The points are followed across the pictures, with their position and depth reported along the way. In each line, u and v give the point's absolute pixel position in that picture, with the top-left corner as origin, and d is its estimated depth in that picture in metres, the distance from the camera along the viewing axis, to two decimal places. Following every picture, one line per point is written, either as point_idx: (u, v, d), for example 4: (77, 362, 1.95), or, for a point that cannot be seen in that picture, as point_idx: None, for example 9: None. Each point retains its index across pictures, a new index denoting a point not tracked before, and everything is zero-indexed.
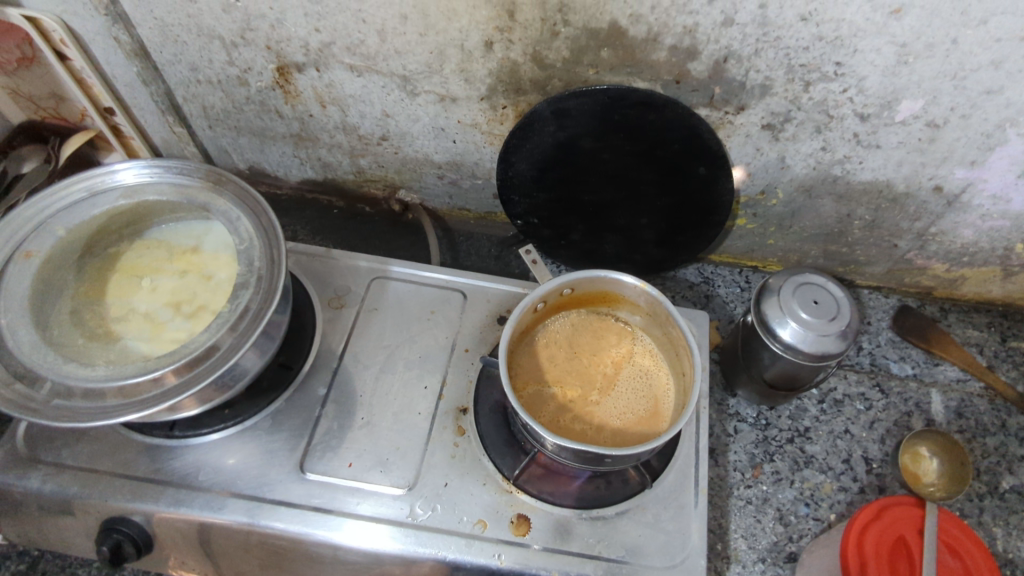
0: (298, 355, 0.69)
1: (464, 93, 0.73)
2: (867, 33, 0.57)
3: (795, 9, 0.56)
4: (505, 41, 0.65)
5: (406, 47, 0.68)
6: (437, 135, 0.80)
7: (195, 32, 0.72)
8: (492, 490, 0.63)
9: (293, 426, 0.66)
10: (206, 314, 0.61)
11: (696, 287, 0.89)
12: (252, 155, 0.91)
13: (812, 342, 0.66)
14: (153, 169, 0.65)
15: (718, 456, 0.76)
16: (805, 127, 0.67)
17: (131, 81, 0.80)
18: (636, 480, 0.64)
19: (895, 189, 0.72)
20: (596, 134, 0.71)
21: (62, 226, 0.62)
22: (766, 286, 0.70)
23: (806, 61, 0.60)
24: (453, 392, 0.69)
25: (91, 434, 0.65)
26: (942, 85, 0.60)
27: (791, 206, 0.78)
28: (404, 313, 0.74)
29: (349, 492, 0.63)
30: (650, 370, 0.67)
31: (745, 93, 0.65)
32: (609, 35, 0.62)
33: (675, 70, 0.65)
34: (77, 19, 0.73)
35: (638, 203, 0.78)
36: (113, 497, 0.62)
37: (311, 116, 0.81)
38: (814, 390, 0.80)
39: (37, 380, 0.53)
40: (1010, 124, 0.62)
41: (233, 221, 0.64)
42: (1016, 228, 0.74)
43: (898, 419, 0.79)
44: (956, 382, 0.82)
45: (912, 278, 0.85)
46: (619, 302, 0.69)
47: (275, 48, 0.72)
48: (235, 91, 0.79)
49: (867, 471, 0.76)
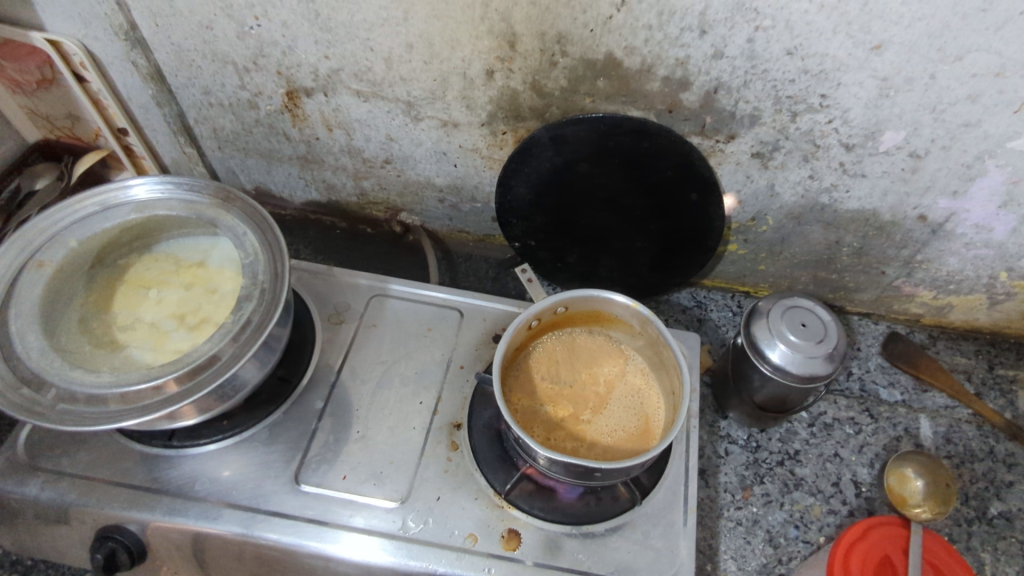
0: (296, 369, 0.71)
1: (465, 119, 0.76)
2: (850, 67, 0.60)
3: (781, 44, 0.59)
4: (506, 70, 0.68)
5: (411, 74, 0.71)
6: (439, 159, 0.83)
7: (210, 58, 0.75)
8: (484, 504, 0.64)
9: (289, 438, 0.67)
10: (208, 326, 0.62)
11: (689, 311, 0.91)
12: (260, 176, 0.94)
13: (800, 364, 0.67)
14: (165, 186, 0.68)
15: (708, 477, 0.77)
16: (792, 156, 0.70)
17: (146, 103, 0.83)
18: (626, 497, 0.64)
19: (882, 217, 0.74)
20: (592, 160, 0.73)
21: (75, 238, 0.65)
22: (755, 309, 0.72)
23: (792, 93, 0.63)
24: (448, 408, 0.70)
25: (90, 442, 0.67)
26: (922, 117, 0.62)
27: (781, 233, 0.80)
28: (401, 330, 0.75)
29: (342, 504, 0.64)
30: (641, 388, 0.69)
31: (735, 123, 0.68)
32: (605, 65, 0.65)
33: (667, 100, 0.68)
34: (98, 43, 0.76)
35: (633, 227, 0.80)
36: (109, 505, 0.63)
37: (317, 139, 0.84)
38: (804, 414, 0.82)
39: (43, 385, 0.55)
40: (989, 156, 0.64)
41: (239, 236, 0.66)
42: (1000, 258, 0.76)
43: (887, 444, 0.80)
44: (944, 408, 0.83)
45: (900, 305, 0.87)
46: (612, 322, 0.71)
47: (286, 74, 0.75)
48: (245, 114, 0.82)
49: (857, 494, 0.76)
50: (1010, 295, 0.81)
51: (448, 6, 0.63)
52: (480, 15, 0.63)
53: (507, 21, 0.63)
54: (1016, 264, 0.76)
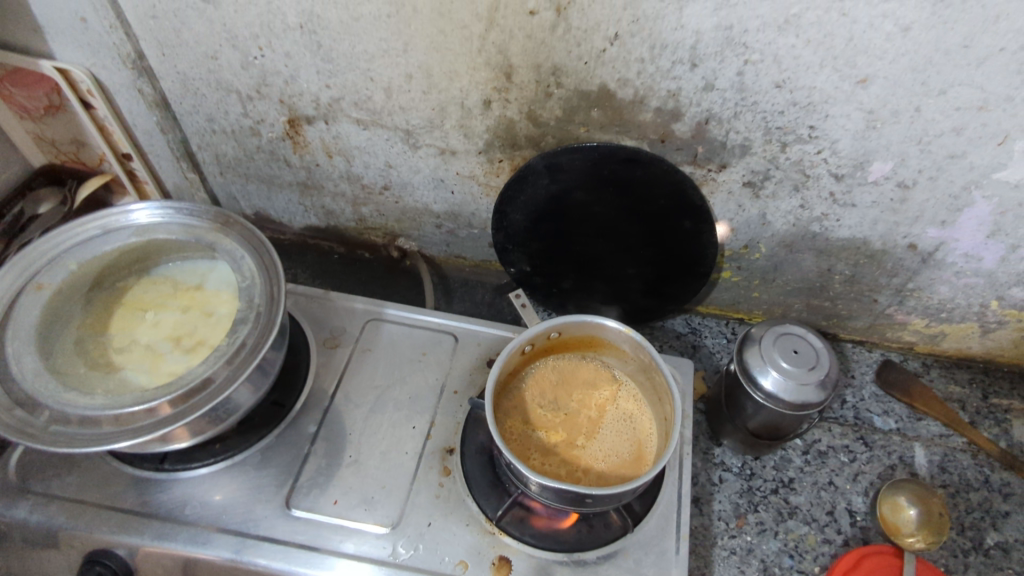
0: (290, 393, 0.71)
1: (463, 148, 0.77)
2: (837, 99, 0.61)
3: (770, 77, 0.61)
4: (502, 100, 0.70)
5: (410, 103, 0.73)
6: (437, 186, 0.84)
7: (214, 86, 0.77)
8: (474, 531, 0.64)
9: (281, 463, 0.67)
10: (204, 349, 0.63)
11: (683, 337, 0.91)
12: (260, 201, 0.95)
13: (793, 391, 0.67)
14: (165, 210, 0.69)
15: (702, 505, 0.76)
16: (783, 186, 0.71)
17: (151, 129, 0.85)
18: (618, 524, 0.64)
19: (872, 246, 0.75)
20: (586, 188, 0.74)
21: (75, 261, 0.66)
22: (748, 336, 0.72)
23: (782, 124, 0.65)
24: (440, 433, 0.70)
25: (82, 465, 0.66)
26: (909, 148, 0.63)
27: (773, 261, 0.81)
28: (396, 354, 0.76)
29: (333, 530, 0.63)
30: (633, 414, 0.69)
31: (726, 152, 0.69)
32: (599, 96, 0.67)
33: (660, 130, 0.69)
34: (106, 72, 0.78)
35: (626, 254, 0.81)
36: (99, 529, 0.63)
37: (317, 166, 0.86)
38: (799, 441, 0.82)
39: (37, 407, 0.55)
40: (975, 187, 0.65)
41: (237, 260, 0.67)
42: (991, 286, 0.76)
43: (882, 472, 0.80)
44: (939, 436, 0.83)
45: (894, 333, 0.87)
46: (604, 347, 0.71)
47: (288, 102, 0.77)
48: (247, 141, 0.84)
49: (852, 524, 0.76)
50: (1002, 324, 0.82)
51: (446, 39, 0.65)
52: (477, 47, 0.65)
53: (503, 53, 0.65)
54: (1007, 293, 0.77)
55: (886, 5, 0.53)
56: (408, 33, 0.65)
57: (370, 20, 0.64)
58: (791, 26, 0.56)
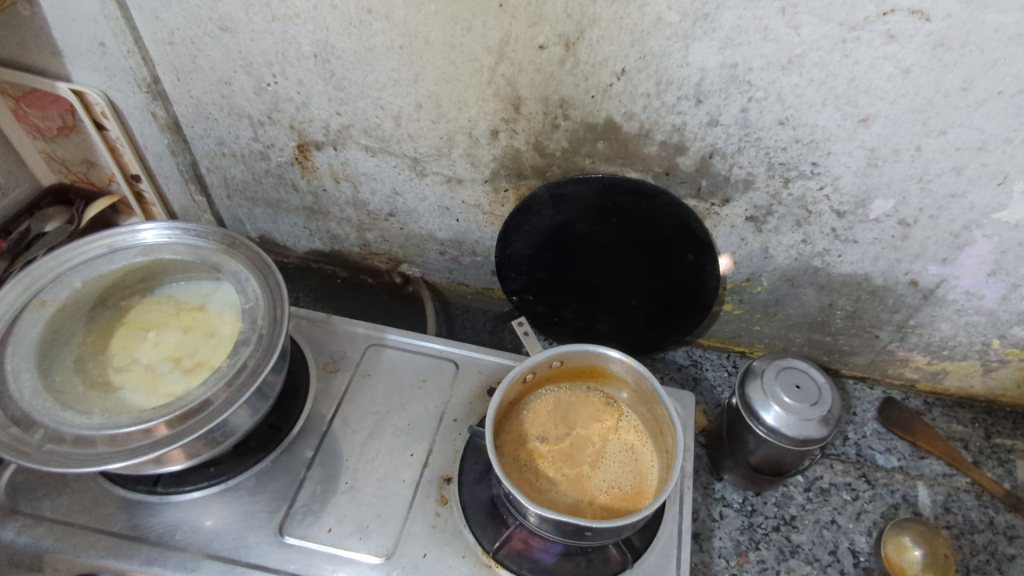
0: (288, 417, 0.70)
1: (469, 176, 0.78)
2: (839, 137, 0.62)
3: (773, 114, 0.62)
4: (510, 131, 0.71)
5: (419, 132, 0.74)
6: (442, 214, 0.85)
7: (226, 111, 0.78)
8: (471, 563, 0.63)
9: (276, 488, 0.66)
10: (203, 370, 0.62)
11: (685, 369, 0.91)
12: (265, 225, 0.95)
13: (795, 427, 0.67)
14: (173, 231, 0.69)
15: (702, 541, 0.75)
16: (786, 221, 0.72)
17: (161, 152, 0.86)
18: (617, 559, 0.63)
19: (874, 282, 0.76)
20: (590, 218, 0.75)
21: (79, 278, 0.66)
22: (750, 369, 0.72)
23: (785, 160, 0.66)
24: (439, 461, 0.69)
25: (73, 486, 0.65)
26: (910, 186, 0.64)
27: (775, 294, 0.81)
28: (396, 380, 0.75)
29: (326, 558, 0.62)
30: (635, 446, 0.68)
31: (730, 187, 0.70)
32: (605, 129, 0.68)
33: (664, 164, 0.70)
34: (120, 94, 0.79)
35: (629, 285, 0.81)
36: (87, 553, 0.62)
37: (324, 191, 0.86)
38: (800, 478, 0.81)
39: (33, 425, 0.54)
40: (976, 226, 0.66)
41: (241, 281, 0.67)
42: (991, 325, 0.77)
43: (885, 511, 0.78)
44: (942, 476, 0.82)
45: (896, 370, 0.87)
46: (606, 377, 0.71)
47: (298, 128, 0.78)
48: (256, 165, 0.85)
49: (855, 564, 0.74)
50: (1003, 363, 0.82)
51: (457, 70, 0.66)
52: (487, 79, 0.66)
53: (512, 86, 0.66)
54: (1009, 332, 0.77)
55: (887, 47, 0.54)
56: (419, 64, 0.66)
57: (383, 51, 0.66)
58: (794, 66, 0.58)
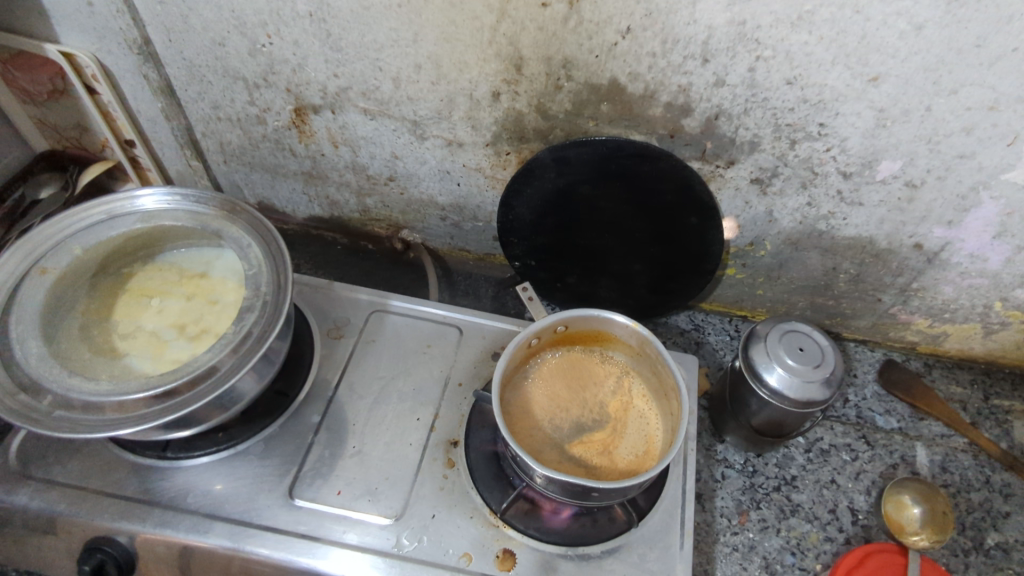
0: (294, 383, 0.71)
1: (470, 139, 0.77)
2: (848, 97, 0.61)
3: (781, 74, 0.61)
4: (512, 92, 0.69)
5: (419, 94, 0.72)
6: (442, 178, 0.83)
7: (220, 73, 0.76)
8: (479, 524, 0.64)
9: (284, 453, 0.67)
10: (208, 337, 0.62)
11: (687, 333, 0.92)
12: (263, 190, 0.94)
13: (798, 389, 0.67)
14: (172, 197, 0.68)
15: (704, 501, 0.77)
16: (791, 182, 0.71)
17: (155, 116, 0.84)
18: (622, 519, 0.64)
19: (878, 245, 0.75)
20: (595, 182, 0.74)
21: (79, 246, 0.65)
22: (753, 333, 0.72)
23: (792, 121, 0.64)
24: (445, 425, 0.70)
25: (83, 451, 0.66)
26: (918, 148, 0.64)
27: (778, 258, 0.81)
28: (400, 346, 0.75)
29: (336, 520, 0.63)
30: (642, 410, 0.69)
31: (735, 149, 0.69)
32: (609, 90, 0.67)
33: (669, 126, 0.69)
34: (110, 56, 0.77)
35: (633, 250, 0.80)
36: (99, 516, 0.63)
37: (323, 155, 0.85)
38: (801, 439, 0.82)
39: (41, 391, 0.55)
40: (983, 187, 0.65)
41: (243, 248, 0.66)
42: (994, 287, 0.77)
43: (884, 471, 0.80)
44: (940, 436, 0.83)
45: (897, 332, 0.88)
46: (611, 341, 0.71)
47: (295, 91, 0.76)
48: (253, 129, 0.83)
49: (854, 522, 0.76)
50: (1004, 325, 0.82)
51: (457, 29, 0.64)
52: (488, 38, 0.64)
53: (514, 45, 0.64)
54: (1011, 294, 0.77)
55: (899, 3, 0.53)
56: (418, 23, 0.64)
57: (381, 9, 0.64)
58: (804, 22, 0.56)
